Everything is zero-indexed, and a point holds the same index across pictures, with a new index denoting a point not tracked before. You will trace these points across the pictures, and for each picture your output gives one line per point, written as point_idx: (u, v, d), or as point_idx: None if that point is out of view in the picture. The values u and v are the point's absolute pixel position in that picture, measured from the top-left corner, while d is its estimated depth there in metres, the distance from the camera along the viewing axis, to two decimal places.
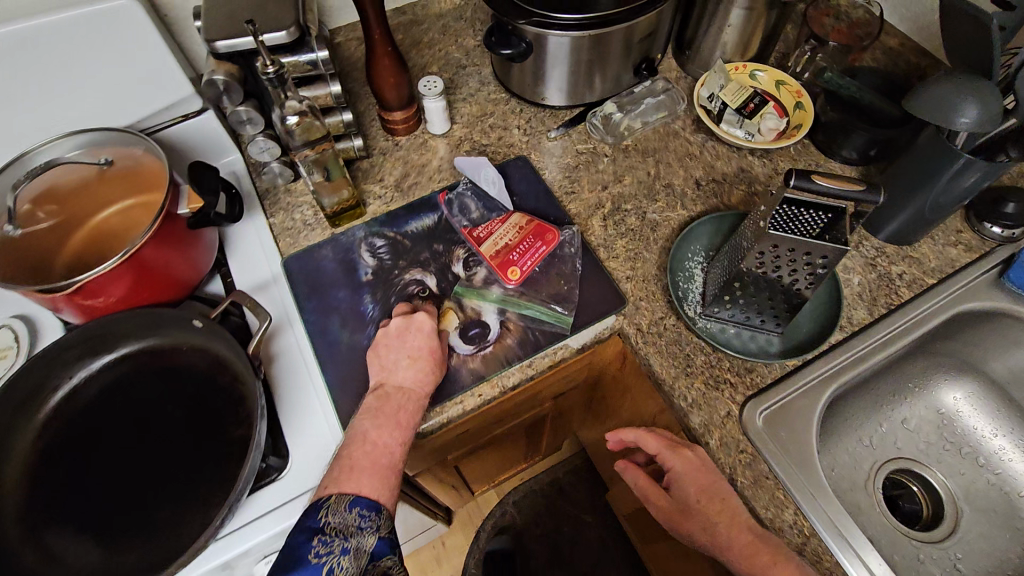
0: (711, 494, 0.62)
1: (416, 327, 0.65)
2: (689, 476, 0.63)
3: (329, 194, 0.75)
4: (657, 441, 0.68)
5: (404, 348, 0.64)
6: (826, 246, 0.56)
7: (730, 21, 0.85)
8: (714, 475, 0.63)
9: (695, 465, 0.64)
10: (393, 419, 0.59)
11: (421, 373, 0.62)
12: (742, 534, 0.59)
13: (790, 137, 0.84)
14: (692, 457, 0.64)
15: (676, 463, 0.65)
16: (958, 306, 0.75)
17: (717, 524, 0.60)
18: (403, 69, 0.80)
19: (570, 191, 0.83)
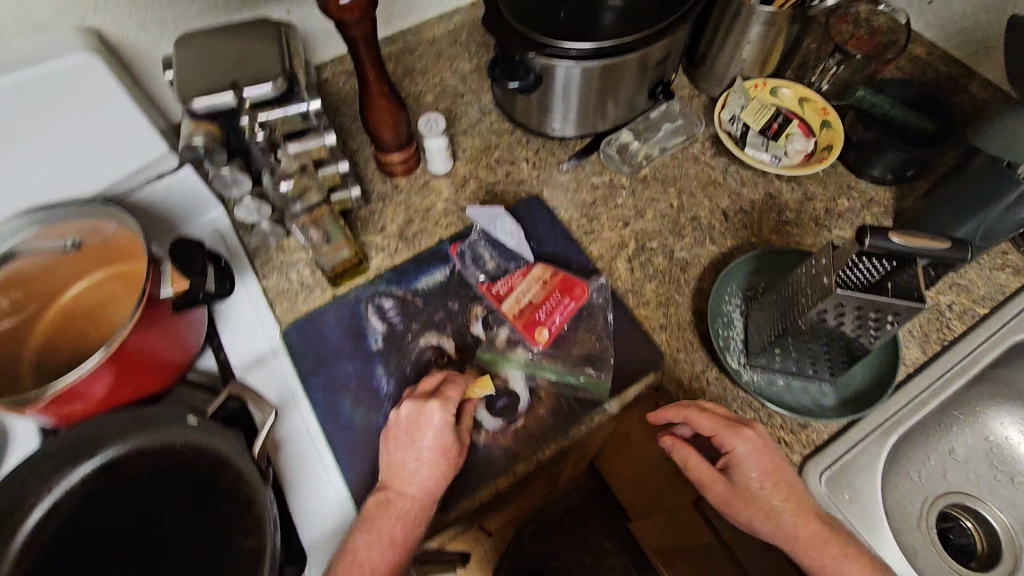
0: (778, 478, 0.58)
1: (427, 427, 0.56)
2: (759, 459, 0.57)
3: (331, 256, 0.68)
4: (716, 419, 0.59)
5: (412, 450, 0.57)
6: (894, 303, 0.50)
7: (750, 37, 0.79)
8: (778, 457, 0.58)
9: (762, 447, 0.58)
10: (393, 534, 0.54)
11: (434, 480, 0.56)
12: (811, 526, 0.56)
13: (821, 160, 0.78)
14: (758, 437, 0.58)
15: (744, 445, 0.57)
16: (1013, 337, 0.71)
17: (784, 511, 0.56)
18: (401, 108, 0.73)
19: (589, 231, 0.77)
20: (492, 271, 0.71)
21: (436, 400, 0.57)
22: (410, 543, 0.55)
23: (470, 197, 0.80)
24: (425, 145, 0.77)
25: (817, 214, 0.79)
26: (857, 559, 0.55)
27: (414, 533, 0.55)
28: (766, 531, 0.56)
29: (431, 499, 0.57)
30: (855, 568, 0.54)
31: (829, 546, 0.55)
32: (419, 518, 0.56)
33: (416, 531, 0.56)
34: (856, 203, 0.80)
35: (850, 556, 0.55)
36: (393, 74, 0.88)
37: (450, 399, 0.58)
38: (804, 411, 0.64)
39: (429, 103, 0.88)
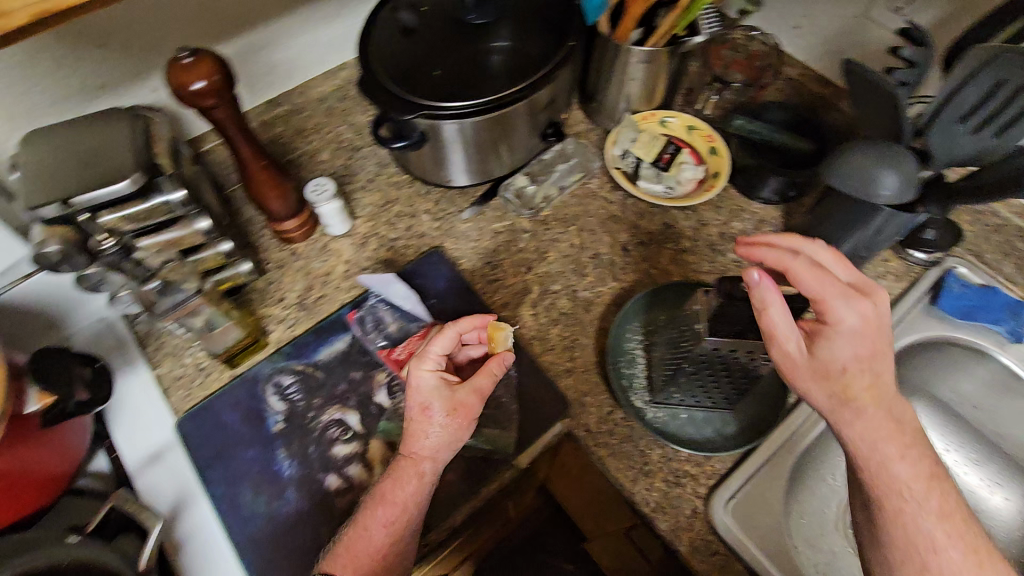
0: (877, 361, 0.49)
1: (414, 388, 0.57)
2: (856, 337, 0.48)
3: (220, 340, 0.67)
4: (827, 280, 0.49)
5: (414, 400, 0.57)
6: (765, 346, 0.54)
7: (632, 74, 0.80)
8: (886, 341, 0.49)
9: (869, 324, 0.49)
10: (394, 497, 0.55)
11: (433, 434, 0.56)
12: (882, 419, 0.49)
13: (710, 188, 0.81)
14: (873, 313, 0.49)
15: (846, 317, 0.48)
16: (895, 344, 0.74)
17: (863, 399, 0.49)
18: (282, 177, 0.71)
19: (493, 279, 0.78)
20: (393, 335, 0.71)
21: (420, 359, 0.58)
22: (417, 502, 0.56)
23: (371, 256, 0.79)
24: (318, 211, 0.76)
25: (713, 239, 0.81)
26: (929, 464, 0.49)
27: (418, 490, 0.55)
28: (824, 407, 0.50)
29: (435, 456, 0.56)
30: (921, 475, 0.48)
31: (900, 443, 0.49)
32: (420, 474, 0.56)
33: (421, 489, 0.56)
34: (748, 224, 0.82)
35: (920, 458, 0.49)
36: (285, 136, 0.86)
37: (429, 355, 0.58)
38: (705, 444, 0.66)
39: (325, 160, 0.86)
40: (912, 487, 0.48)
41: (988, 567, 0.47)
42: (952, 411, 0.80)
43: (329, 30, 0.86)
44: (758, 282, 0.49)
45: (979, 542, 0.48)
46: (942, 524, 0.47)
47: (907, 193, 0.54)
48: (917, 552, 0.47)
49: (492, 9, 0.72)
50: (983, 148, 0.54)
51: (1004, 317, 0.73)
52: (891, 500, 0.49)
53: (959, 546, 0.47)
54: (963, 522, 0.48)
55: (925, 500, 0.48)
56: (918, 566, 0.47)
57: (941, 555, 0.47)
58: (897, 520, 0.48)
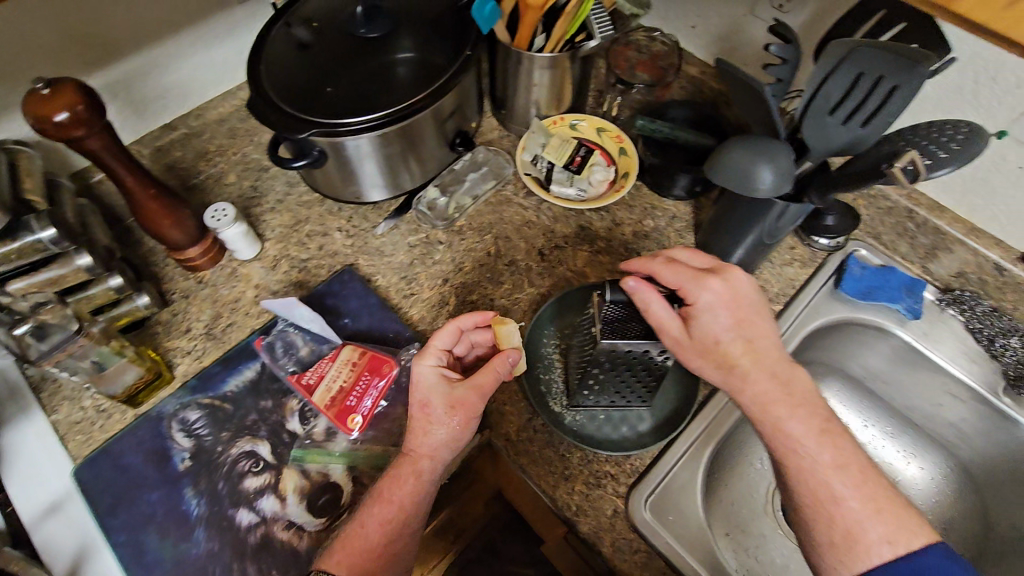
0: (745, 330, 0.57)
1: (416, 383, 0.58)
2: (719, 311, 0.57)
3: (115, 380, 0.64)
4: (682, 271, 0.59)
5: (419, 399, 0.58)
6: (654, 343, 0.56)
7: (536, 80, 0.80)
8: (748, 312, 0.57)
9: (727, 298, 0.57)
10: (393, 493, 0.55)
11: (432, 429, 0.56)
12: (763, 380, 0.54)
13: (620, 188, 0.81)
14: (727, 288, 0.58)
15: (705, 296, 0.57)
16: (803, 329, 0.75)
17: (744, 364, 0.55)
18: (177, 203, 0.69)
19: (408, 293, 0.76)
20: (303, 359, 0.69)
21: (422, 354, 0.60)
22: (412, 500, 0.55)
23: (281, 278, 0.77)
24: (222, 236, 0.74)
25: (626, 238, 0.81)
26: (818, 420, 0.53)
27: (413, 486, 0.55)
28: (718, 379, 0.56)
29: (433, 454, 0.56)
30: (813, 432, 0.52)
31: (788, 404, 0.53)
32: (417, 471, 0.56)
33: (416, 486, 0.55)
34: (660, 222, 0.82)
35: (810, 415, 0.53)
36: (185, 159, 0.85)
37: (431, 350, 0.59)
38: (623, 443, 0.66)
39: (231, 183, 0.84)
40: (806, 443, 0.52)
41: (891, 511, 0.49)
42: (865, 387, 0.84)
43: (223, 49, 0.86)
44: (635, 287, 0.56)
45: (879, 491, 0.50)
46: (838, 474, 0.50)
47: (784, 185, 0.56)
48: (821, 505, 0.50)
49: (385, 22, 0.71)
50: (854, 137, 0.56)
51: (902, 295, 0.76)
52: (791, 459, 0.52)
53: (860, 494, 0.49)
54: (866, 470, 0.51)
55: (821, 454, 0.51)
56: (827, 519, 0.49)
57: (843, 504, 0.49)
58: (800, 477, 0.51)
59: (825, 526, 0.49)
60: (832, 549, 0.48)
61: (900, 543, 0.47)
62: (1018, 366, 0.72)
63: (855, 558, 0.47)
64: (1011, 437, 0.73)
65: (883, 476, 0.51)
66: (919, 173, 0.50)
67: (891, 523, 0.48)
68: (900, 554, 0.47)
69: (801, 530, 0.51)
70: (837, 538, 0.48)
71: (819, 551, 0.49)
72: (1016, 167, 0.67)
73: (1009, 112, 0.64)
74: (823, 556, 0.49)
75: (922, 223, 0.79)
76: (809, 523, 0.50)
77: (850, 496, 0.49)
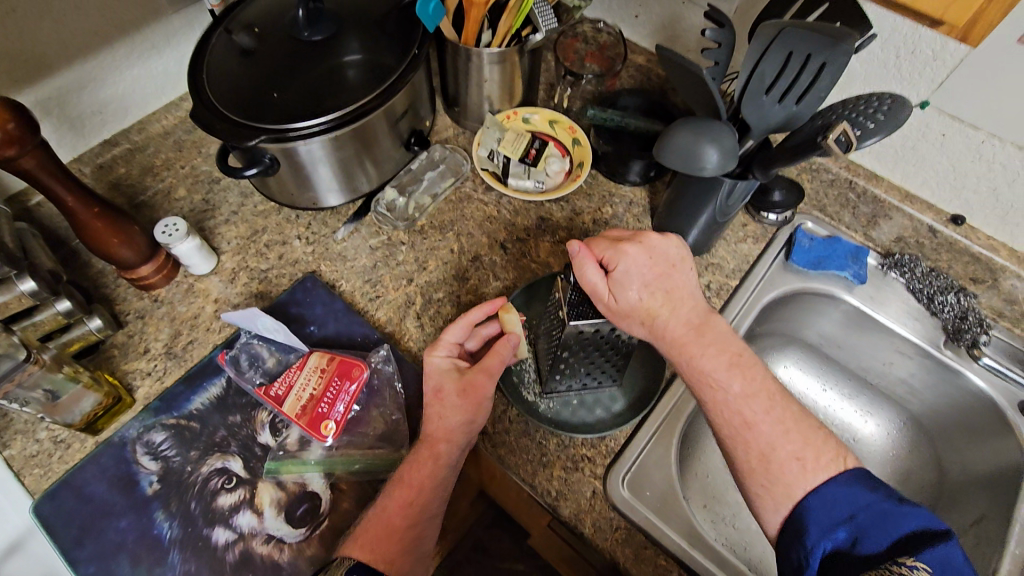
0: (663, 285, 0.59)
1: (428, 374, 0.61)
2: (638, 272, 0.58)
3: (71, 409, 0.62)
4: (601, 242, 0.61)
5: (429, 386, 0.60)
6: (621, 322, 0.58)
7: (486, 76, 0.81)
8: (665, 268, 0.60)
9: (644, 258, 0.60)
10: (413, 478, 0.57)
11: (445, 413, 0.58)
12: (681, 326, 0.58)
13: (577, 177, 0.83)
14: (643, 250, 0.60)
15: (624, 260, 0.59)
16: (760, 302, 0.78)
17: (664, 315, 0.58)
18: (124, 220, 0.67)
19: (374, 296, 0.76)
20: (271, 370, 0.67)
21: (434, 347, 0.62)
22: (431, 483, 0.57)
23: (241, 291, 0.76)
24: (174, 251, 0.71)
25: (586, 226, 0.82)
26: (727, 355, 0.56)
27: (431, 470, 0.57)
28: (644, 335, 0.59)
29: (450, 438, 0.58)
30: (723, 364, 0.56)
31: (698, 341, 0.57)
32: (434, 455, 0.57)
33: (434, 469, 0.57)
34: (619, 209, 0.84)
35: (720, 350, 0.57)
36: (131, 175, 0.82)
37: (442, 342, 0.61)
38: (597, 425, 0.68)
39: (182, 197, 0.82)
40: (717, 376, 0.55)
41: (798, 431, 0.52)
42: (822, 353, 0.88)
43: (162, 58, 0.84)
44: (577, 250, 0.58)
45: (786, 414, 0.53)
46: (747, 402, 0.54)
47: (729, 163, 0.58)
48: (738, 434, 0.53)
49: (328, 24, 0.71)
50: (789, 114, 0.58)
51: (848, 263, 0.80)
52: (706, 392, 0.56)
53: (768, 417, 0.53)
54: (775, 396, 0.54)
55: (731, 385, 0.55)
56: (743, 445, 0.53)
57: (754, 429, 0.53)
58: (715, 409, 0.55)
59: (743, 453, 0.53)
60: (752, 475, 0.52)
61: (807, 458, 0.51)
62: (956, 320, 0.76)
63: (772, 480, 0.51)
64: (956, 388, 0.77)
65: (793, 402, 0.55)
66: (851, 144, 0.53)
67: (796, 441, 0.52)
68: (809, 471, 0.50)
69: (730, 465, 0.54)
70: (754, 463, 0.52)
71: (744, 480, 0.53)
72: (940, 134, 0.72)
73: (929, 83, 0.68)
74: (749, 484, 0.52)
75: (862, 192, 0.82)
76: (731, 454, 0.54)
77: (760, 420, 0.53)
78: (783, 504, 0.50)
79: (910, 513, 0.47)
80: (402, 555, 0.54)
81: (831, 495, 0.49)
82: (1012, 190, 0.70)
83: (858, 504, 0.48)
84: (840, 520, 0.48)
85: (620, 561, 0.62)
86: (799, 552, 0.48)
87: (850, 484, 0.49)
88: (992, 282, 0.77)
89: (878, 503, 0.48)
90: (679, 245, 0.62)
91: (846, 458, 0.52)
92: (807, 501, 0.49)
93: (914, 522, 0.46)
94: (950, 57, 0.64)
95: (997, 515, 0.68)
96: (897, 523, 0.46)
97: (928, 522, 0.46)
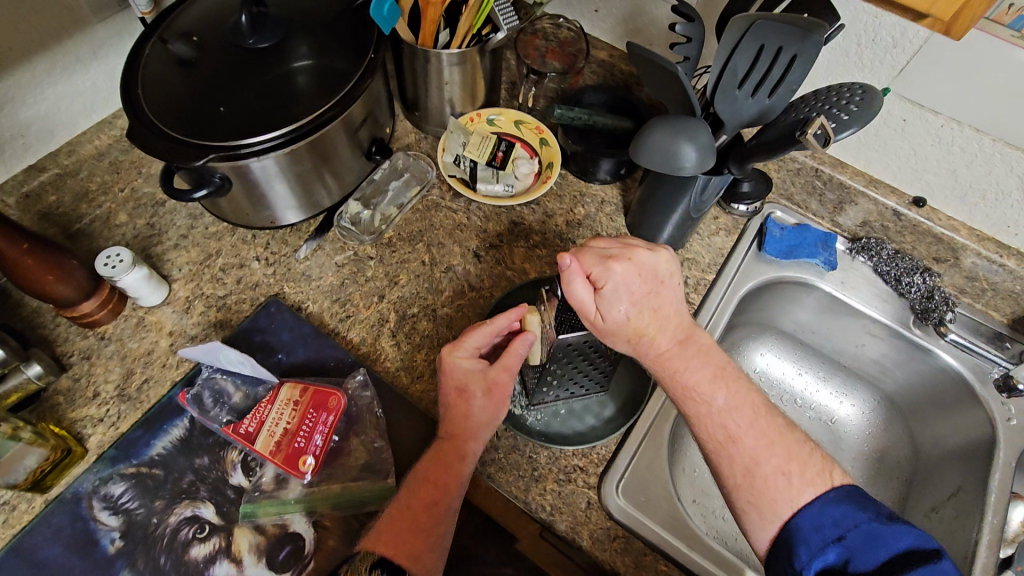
0: (650, 303, 0.57)
1: (449, 373, 0.59)
2: (627, 291, 0.56)
3: (14, 467, 0.56)
4: (591, 253, 0.58)
5: (450, 386, 0.59)
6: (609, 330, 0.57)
7: (447, 78, 0.78)
8: (653, 285, 0.58)
9: (632, 274, 0.57)
10: (438, 477, 0.56)
11: (472, 412, 0.58)
12: (665, 341, 0.57)
13: (547, 177, 0.81)
14: (632, 266, 0.57)
15: (613, 278, 0.56)
16: (737, 295, 0.78)
17: (650, 333, 0.57)
18: (60, 254, 0.61)
19: (344, 316, 0.72)
20: (237, 407, 0.62)
21: (457, 347, 0.60)
22: (458, 481, 0.56)
23: (198, 321, 0.70)
24: (120, 284, 0.66)
25: (560, 229, 0.80)
26: (711, 367, 0.56)
27: (459, 467, 0.57)
28: (628, 350, 0.58)
29: (477, 435, 0.58)
30: (706, 376, 0.56)
31: (682, 354, 0.57)
32: (461, 454, 0.57)
33: (460, 467, 0.56)
34: (591, 208, 0.82)
35: (703, 363, 0.56)
36: (63, 203, 0.75)
37: (466, 343, 0.59)
38: (588, 434, 0.66)
39: (123, 223, 0.76)
40: (701, 389, 0.55)
41: (782, 443, 0.52)
42: (796, 339, 0.89)
43: (91, 73, 0.77)
44: (569, 263, 0.55)
45: (770, 427, 0.53)
46: (731, 416, 0.53)
47: (707, 160, 0.58)
48: (722, 447, 0.53)
49: (274, 29, 0.66)
50: (763, 108, 0.59)
51: (819, 250, 0.81)
52: (689, 406, 0.55)
53: (752, 430, 0.53)
54: (760, 410, 0.54)
55: (715, 399, 0.54)
56: (727, 459, 0.52)
57: (739, 443, 0.52)
58: (699, 423, 0.54)
59: (727, 467, 0.52)
60: (738, 490, 0.51)
61: (793, 471, 0.50)
62: (923, 300, 0.78)
63: (758, 496, 0.50)
64: (925, 366, 0.79)
65: (777, 415, 0.54)
66: (829, 137, 0.54)
67: (781, 454, 0.51)
68: (795, 485, 0.50)
69: (716, 478, 0.54)
70: (739, 478, 0.51)
71: (731, 495, 0.52)
72: (901, 120, 0.73)
73: (889, 71, 0.69)
74: (735, 499, 0.52)
75: (828, 179, 0.82)
76: (716, 467, 0.53)
77: (744, 434, 0.53)
78: (771, 521, 0.49)
79: (901, 531, 0.45)
80: (428, 551, 0.53)
81: (819, 513, 0.48)
82: (971, 171, 0.72)
83: (848, 523, 0.46)
84: (829, 541, 0.46)
85: (620, 571, 0.61)
86: (788, 572, 0.47)
87: (838, 502, 0.48)
88: (954, 262, 0.79)
89: (867, 522, 0.46)
90: (669, 259, 0.60)
91: (832, 473, 0.50)
92: (794, 520, 0.48)
93: (905, 540, 0.45)
94: (908, 45, 0.66)
95: (973, 485, 0.70)
96: (886, 543, 0.45)
97: (919, 540, 0.45)
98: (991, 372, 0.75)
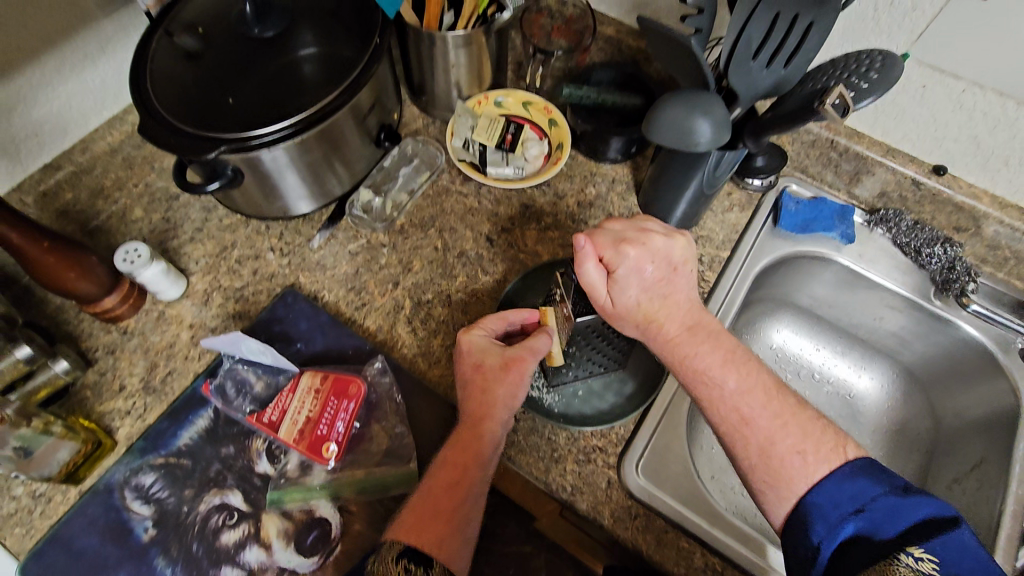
0: (662, 289, 0.58)
1: (466, 351, 0.61)
2: (638, 275, 0.56)
3: (48, 460, 0.58)
4: (605, 234, 0.58)
5: (468, 359, 0.60)
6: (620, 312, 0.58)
7: (453, 61, 0.77)
8: (666, 272, 0.58)
9: (646, 259, 0.57)
10: (459, 460, 0.56)
11: (491, 389, 0.58)
12: (676, 325, 0.57)
13: (557, 159, 0.80)
14: (645, 251, 0.57)
15: (626, 262, 0.56)
16: (753, 269, 0.77)
17: (659, 318, 0.57)
18: (80, 252, 0.62)
19: (359, 304, 0.72)
20: (260, 396, 0.64)
21: (472, 327, 0.62)
22: (478, 465, 0.56)
23: (217, 313, 0.71)
24: (140, 279, 0.67)
25: (572, 210, 0.80)
26: (721, 351, 0.55)
27: (476, 447, 0.56)
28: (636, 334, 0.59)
29: (496, 413, 0.58)
30: (716, 361, 0.55)
31: (692, 341, 0.56)
32: (480, 434, 0.57)
33: (480, 447, 0.56)
34: (602, 187, 0.81)
35: (714, 348, 0.56)
36: (80, 200, 0.77)
37: (483, 324, 0.62)
38: (609, 414, 0.66)
39: (138, 218, 0.76)
40: (712, 373, 0.55)
41: (795, 423, 0.51)
42: (813, 314, 0.88)
43: (99, 70, 0.77)
44: (583, 245, 0.55)
45: (783, 407, 0.52)
46: (744, 399, 0.53)
47: (722, 135, 0.57)
48: (736, 430, 0.53)
49: (280, 17, 0.65)
50: (778, 79, 0.59)
51: (835, 223, 0.80)
52: (701, 390, 0.55)
53: (765, 412, 0.52)
54: (770, 390, 0.53)
55: (727, 382, 0.54)
56: (741, 441, 0.52)
57: (752, 425, 0.52)
58: (712, 406, 0.54)
59: (743, 450, 0.52)
60: (754, 471, 0.51)
61: (808, 451, 0.50)
62: (944, 270, 0.77)
63: (774, 476, 0.50)
64: (947, 337, 0.78)
65: (789, 395, 0.54)
66: (848, 107, 0.54)
67: (795, 433, 0.51)
68: (810, 464, 0.49)
69: (732, 461, 0.53)
70: (755, 459, 0.51)
71: (748, 476, 0.52)
72: (920, 86, 0.71)
73: (908, 35, 0.67)
74: (751, 480, 0.51)
75: (844, 150, 0.80)
76: (732, 450, 0.53)
77: (756, 416, 0.52)
78: (787, 499, 0.49)
79: (918, 502, 0.45)
80: (452, 536, 0.52)
81: (835, 490, 0.47)
82: (993, 137, 0.70)
83: (864, 497, 0.46)
84: (847, 515, 0.46)
85: (643, 549, 0.61)
86: (806, 547, 0.46)
87: (853, 478, 0.47)
88: (975, 230, 0.77)
89: (884, 496, 0.46)
90: (684, 245, 0.60)
91: (846, 448, 0.50)
92: (811, 497, 0.48)
93: (922, 510, 0.45)
94: (928, 7, 0.64)
95: (996, 456, 0.70)
96: (903, 515, 0.45)
97: (936, 510, 0.45)
98: (1014, 340, 0.74)
